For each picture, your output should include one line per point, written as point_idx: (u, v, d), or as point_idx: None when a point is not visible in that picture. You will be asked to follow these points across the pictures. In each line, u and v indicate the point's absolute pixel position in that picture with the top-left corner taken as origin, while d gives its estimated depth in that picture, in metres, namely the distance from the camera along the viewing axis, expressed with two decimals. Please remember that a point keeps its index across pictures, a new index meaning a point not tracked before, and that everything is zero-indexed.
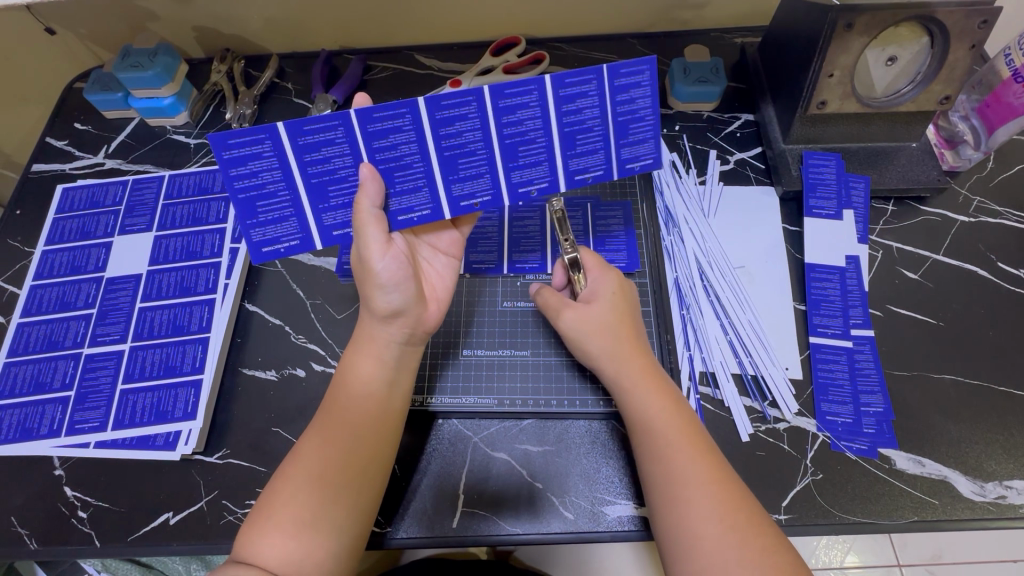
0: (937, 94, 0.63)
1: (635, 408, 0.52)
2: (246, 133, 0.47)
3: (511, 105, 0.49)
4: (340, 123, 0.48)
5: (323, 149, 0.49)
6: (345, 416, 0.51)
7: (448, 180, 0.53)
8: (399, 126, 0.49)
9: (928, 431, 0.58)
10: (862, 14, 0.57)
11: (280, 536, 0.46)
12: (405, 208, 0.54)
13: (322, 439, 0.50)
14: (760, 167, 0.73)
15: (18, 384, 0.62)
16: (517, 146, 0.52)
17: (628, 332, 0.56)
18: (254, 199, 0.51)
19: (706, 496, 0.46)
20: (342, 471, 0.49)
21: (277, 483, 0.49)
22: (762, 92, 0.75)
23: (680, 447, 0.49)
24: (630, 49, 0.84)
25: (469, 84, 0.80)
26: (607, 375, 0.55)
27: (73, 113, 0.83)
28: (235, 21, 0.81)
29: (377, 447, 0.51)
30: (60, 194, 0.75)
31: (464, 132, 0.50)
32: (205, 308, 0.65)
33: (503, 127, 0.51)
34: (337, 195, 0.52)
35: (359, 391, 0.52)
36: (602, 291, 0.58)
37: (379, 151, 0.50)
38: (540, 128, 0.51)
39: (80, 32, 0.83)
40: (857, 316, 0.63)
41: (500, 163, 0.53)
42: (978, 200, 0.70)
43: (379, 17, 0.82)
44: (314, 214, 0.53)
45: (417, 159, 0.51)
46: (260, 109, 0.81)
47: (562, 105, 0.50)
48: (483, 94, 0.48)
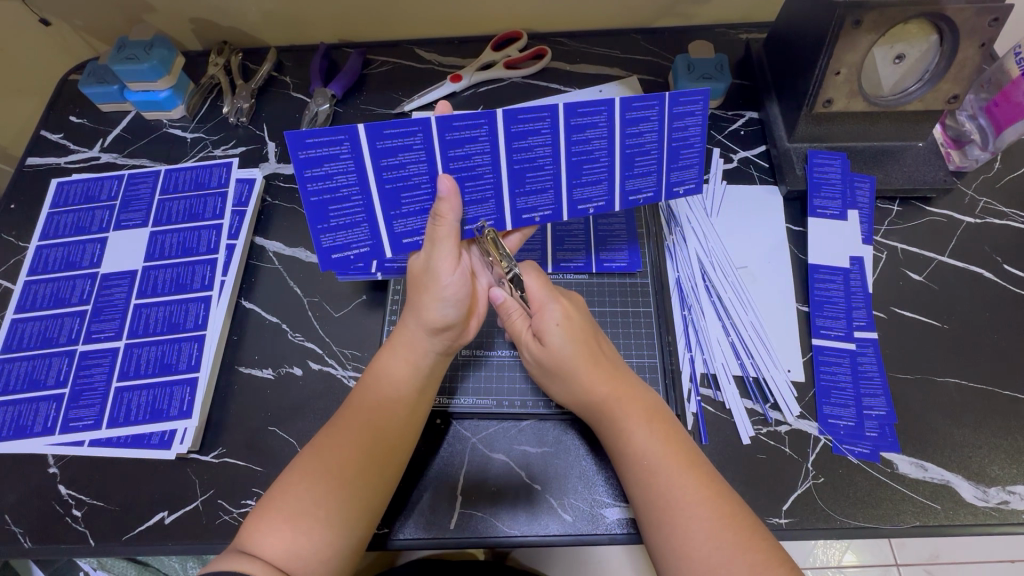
0: (946, 93, 0.62)
1: (620, 435, 0.50)
2: (327, 133, 0.47)
3: (581, 124, 0.52)
4: (419, 129, 0.49)
5: (400, 154, 0.50)
6: (366, 415, 0.51)
7: (514, 192, 0.55)
8: (475, 137, 0.50)
9: (931, 436, 0.57)
10: (870, 11, 0.56)
11: (288, 530, 0.45)
12: (471, 219, 0.55)
13: (342, 436, 0.50)
14: (764, 166, 0.72)
15: (12, 380, 0.61)
16: (581, 164, 0.54)
17: (588, 362, 0.53)
18: (327, 203, 0.51)
19: (698, 516, 0.45)
20: (362, 469, 0.48)
21: (283, 479, 0.48)
22: (767, 90, 0.74)
23: (667, 467, 0.48)
24: (633, 44, 0.83)
25: (470, 79, 0.79)
26: (579, 408, 0.54)
27: (69, 106, 0.82)
28: (233, 14, 0.80)
29: (401, 449, 0.51)
30: (54, 187, 0.73)
31: (535, 146, 0.52)
32: (202, 304, 0.64)
33: (572, 145, 0.53)
34: (409, 202, 0.53)
35: (391, 391, 0.52)
36: (550, 323, 0.53)
37: (454, 159, 0.51)
38: (605, 148, 0.53)
39: (76, 24, 0.82)
40: (860, 317, 0.62)
41: (564, 180, 0.55)
42: (984, 201, 0.69)
43: (380, 10, 0.81)
44: (385, 220, 0.53)
45: (489, 170, 0.53)
46: (258, 103, 0.80)
47: (627, 127, 0.52)
48: (558, 112, 0.50)
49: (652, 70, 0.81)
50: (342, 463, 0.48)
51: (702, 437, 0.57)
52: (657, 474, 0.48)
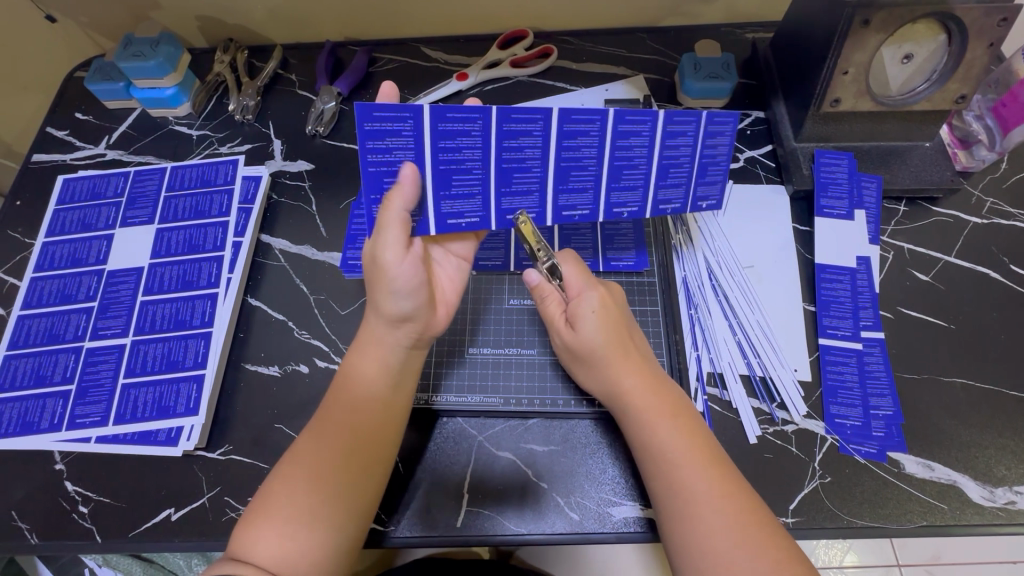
0: (954, 93, 0.62)
1: (645, 426, 0.50)
2: (393, 108, 0.47)
3: (627, 131, 0.52)
4: (479, 117, 0.49)
5: (458, 137, 0.50)
6: (343, 416, 0.51)
7: (557, 189, 0.55)
8: (530, 130, 0.50)
9: (937, 436, 0.57)
10: (880, 10, 0.56)
11: (278, 533, 0.45)
12: (514, 209, 0.55)
13: (325, 438, 0.50)
14: (770, 166, 0.72)
15: (19, 377, 0.61)
16: (621, 168, 0.54)
17: (619, 350, 0.53)
18: (383, 174, 0.51)
19: (718, 508, 0.45)
20: (342, 471, 0.48)
21: (268, 485, 0.48)
22: (774, 90, 0.74)
23: (689, 459, 0.48)
24: (640, 43, 0.83)
25: (476, 78, 0.79)
26: (604, 395, 0.54)
27: (74, 103, 0.82)
28: (238, 11, 0.80)
29: (379, 449, 0.51)
30: (60, 184, 0.73)
31: (583, 146, 0.52)
32: (208, 302, 0.64)
33: (616, 149, 0.53)
34: (459, 184, 0.52)
35: (366, 391, 0.52)
36: (587, 309, 0.53)
37: (507, 150, 0.51)
38: (646, 155, 0.53)
39: (82, 20, 0.81)
40: (867, 317, 0.62)
41: (604, 182, 0.55)
42: (991, 201, 0.69)
43: (385, 8, 0.81)
44: (433, 200, 0.53)
45: (537, 164, 0.52)
46: (263, 100, 0.80)
47: (669, 139, 0.52)
48: (608, 116, 0.50)
49: (658, 69, 0.81)
50: (321, 464, 0.48)
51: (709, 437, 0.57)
52: (678, 466, 0.48)
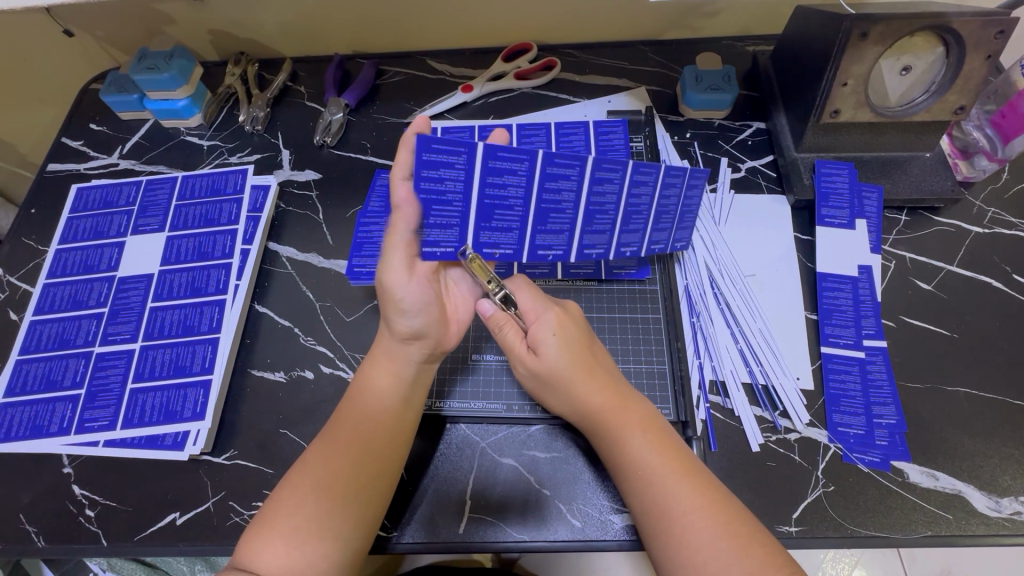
0: (952, 104, 0.63)
1: (617, 443, 0.51)
2: (452, 141, 0.48)
3: (638, 181, 0.56)
4: (526, 159, 0.52)
5: (505, 176, 0.52)
6: (352, 428, 0.51)
7: (582, 230, 0.59)
8: (567, 175, 0.54)
9: (941, 445, 0.57)
10: (876, 24, 0.57)
11: (283, 545, 0.45)
12: (545, 246, 0.59)
13: (334, 449, 0.50)
14: (771, 176, 0.73)
15: (30, 381, 0.62)
16: (630, 214, 0.58)
17: (583, 371, 0.53)
18: (430, 203, 0.52)
19: (695, 523, 0.45)
20: (351, 482, 0.49)
21: (277, 493, 0.49)
22: (774, 101, 0.75)
23: (662, 472, 0.48)
24: (642, 55, 0.85)
25: (481, 89, 0.81)
26: (576, 418, 0.54)
27: (89, 114, 0.84)
28: (250, 25, 0.82)
29: (389, 461, 0.51)
30: (74, 192, 0.75)
31: (608, 192, 0.56)
32: (216, 308, 0.65)
33: (631, 196, 0.57)
34: (499, 219, 0.55)
35: (375, 403, 0.53)
36: (545, 333, 0.54)
37: (546, 191, 0.54)
38: (650, 201, 0.58)
39: (98, 34, 0.84)
40: (869, 325, 0.62)
41: (618, 226, 0.59)
42: (993, 211, 0.70)
43: (393, 22, 0.83)
44: (474, 230, 0.55)
45: (570, 206, 0.56)
46: (273, 111, 0.82)
47: (666, 187, 0.57)
48: (630, 168, 0.54)
49: (661, 81, 0.82)
50: (330, 476, 0.49)
51: (711, 444, 0.57)
52: (653, 481, 0.48)
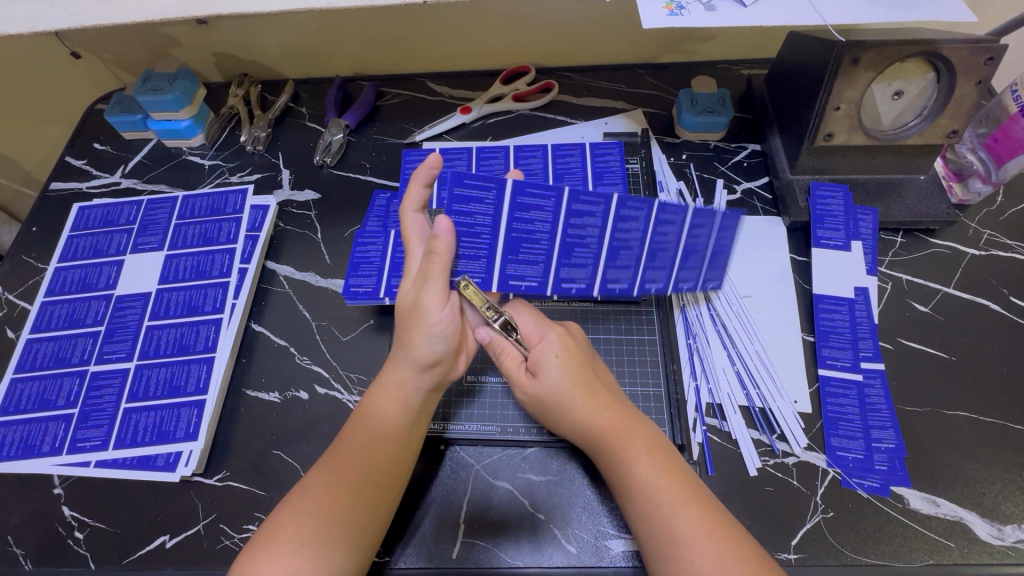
0: (945, 128, 0.64)
1: (622, 465, 0.50)
2: (482, 179, 0.51)
3: (664, 219, 0.56)
4: (552, 195, 0.53)
5: (532, 212, 0.53)
6: (356, 454, 0.51)
7: (606, 265, 0.59)
8: (593, 211, 0.54)
9: (942, 470, 0.56)
10: (868, 50, 0.57)
11: (278, 571, 0.45)
12: (569, 279, 0.59)
13: (336, 474, 0.50)
14: (767, 198, 0.74)
15: (24, 400, 0.62)
16: (655, 251, 0.58)
17: (585, 392, 0.53)
18: (460, 236, 0.53)
19: (699, 547, 0.45)
20: (348, 506, 0.48)
21: (275, 518, 0.48)
22: (769, 124, 0.75)
23: (669, 494, 0.47)
24: (638, 78, 0.86)
25: (479, 111, 0.82)
26: (579, 439, 0.53)
27: (93, 133, 0.85)
28: (254, 48, 0.84)
29: (388, 485, 0.51)
30: (75, 211, 0.76)
31: (634, 230, 0.56)
32: (213, 327, 0.65)
33: (656, 233, 0.57)
34: (525, 252, 0.56)
35: (381, 429, 0.52)
36: (548, 356, 0.54)
37: (571, 227, 0.55)
38: (676, 241, 0.57)
39: (104, 57, 0.86)
40: (867, 348, 0.62)
41: (641, 263, 0.59)
42: (988, 233, 0.70)
43: (393, 45, 0.85)
44: (500, 262, 0.56)
45: (596, 241, 0.56)
46: (274, 132, 0.83)
47: (693, 229, 0.56)
48: (654, 207, 0.54)
49: (656, 103, 0.83)
50: (328, 498, 0.49)
51: (708, 467, 0.57)
52: (659, 501, 0.47)
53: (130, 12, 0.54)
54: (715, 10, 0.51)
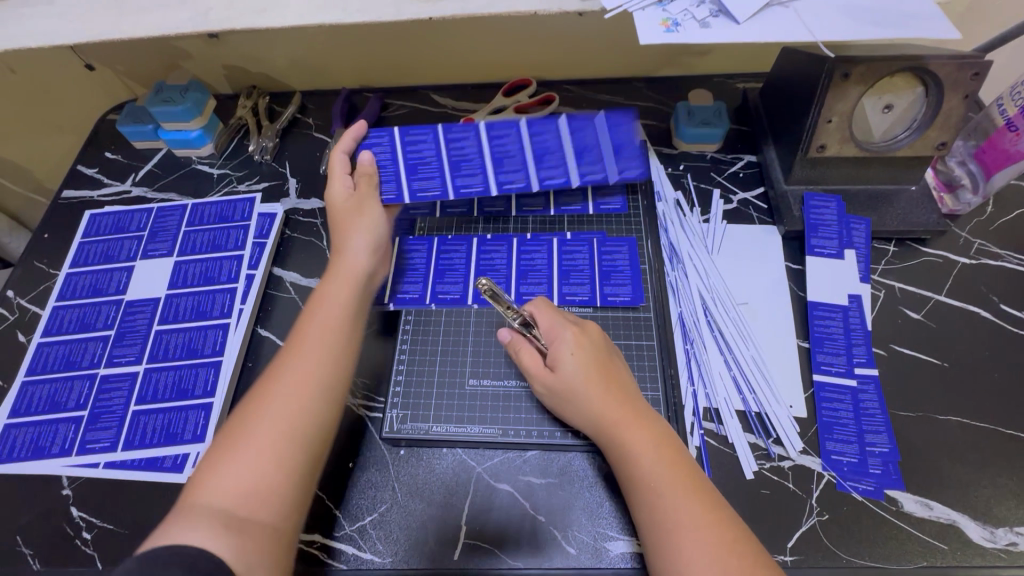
0: (933, 140, 0.66)
1: (627, 458, 0.51)
2: (418, 129, 0.70)
3: (579, 153, 0.71)
4: (472, 130, 0.70)
5: (462, 142, 0.70)
6: (301, 349, 0.54)
7: (537, 168, 0.71)
8: (510, 133, 0.70)
9: (935, 474, 0.57)
10: (858, 65, 0.60)
11: (233, 470, 0.46)
12: (508, 184, 0.71)
13: (282, 373, 0.52)
14: (763, 208, 0.75)
15: (34, 402, 0.63)
16: (580, 152, 0.71)
17: (600, 387, 0.54)
18: (413, 164, 0.70)
19: (698, 539, 0.46)
20: (294, 405, 0.50)
21: (228, 428, 0.50)
22: (764, 136, 0.77)
23: (671, 488, 0.48)
24: (637, 91, 0.88)
25: (482, 123, 0.84)
26: (588, 429, 0.55)
27: (105, 143, 0.87)
28: (263, 61, 0.87)
29: (334, 374, 0.53)
30: (87, 218, 0.78)
31: (548, 136, 0.70)
32: (220, 331, 0.67)
33: (572, 134, 0.70)
34: (465, 170, 0.71)
35: (321, 323, 0.56)
36: (563, 350, 0.56)
37: (496, 144, 0.71)
38: (600, 191, 0.72)
39: (118, 69, 0.88)
40: (860, 353, 0.64)
41: (570, 163, 0.71)
42: (979, 242, 0.71)
43: (399, 58, 0.87)
44: (449, 180, 0.71)
45: (519, 153, 0.71)
46: (282, 142, 0.85)
47: (585, 177, 0.72)
48: (560, 121, 0.70)
49: (654, 115, 0.85)
50: (274, 409, 0.50)
51: (705, 470, 0.58)
52: (660, 494, 0.48)
53: (150, 28, 0.56)
54: (709, 27, 0.54)
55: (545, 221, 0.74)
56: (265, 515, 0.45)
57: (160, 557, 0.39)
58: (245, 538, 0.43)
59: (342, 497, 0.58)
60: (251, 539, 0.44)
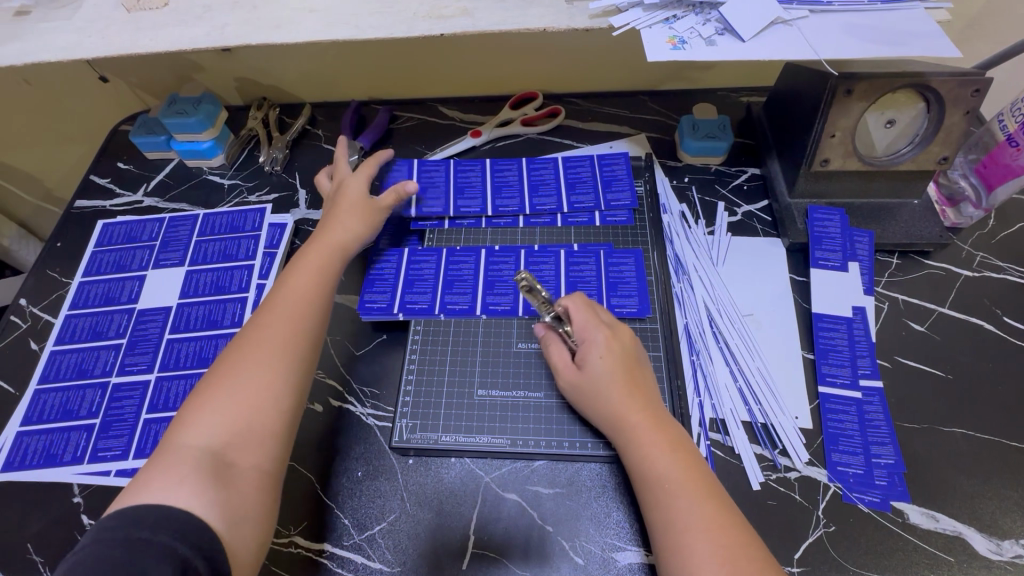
0: (936, 155, 0.67)
1: (641, 459, 0.52)
2: (436, 161, 0.81)
3: (571, 181, 0.79)
4: (478, 167, 0.81)
5: (469, 175, 0.80)
6: (277, 310, 0.57)
7: (531, 196, 0.78)
8: (510, 169, 0.81)
9: (940, 486, 0.58)
10: (860, 82, 0.61)
11: (211, 420, 0.49)
12: (503, 209, 0.77)
13: (260, 330, 0.56)
14: (767, 220, 0.76)
15: (47, 410, 0.64)
16: (573, 183, 0.78)
17: (624, 389, 0.55)
18: (425, 188, 0.79)
19: (709, 541, 0.46)
20: (271, 363, 0.53)
21: (208, 382, 0.53)
22: (768, 149, 0.79)
23: (684, 489, 0.49)
24: (642, 105, 0.90)
25: (489, 135, 0.85)
26: (606, 429, 0.56)
27: (117, 153, 0.89)
28: (274, 74, 0.88)
29: (312, 331, 0.57)
30: (100, 228, 0.79)
31: (544, 172, 0.80)
32: (230, 340, 0.67)
33: (567, 171, 0.79)
34: (467, 196, 0.78)
35: (299, 287, 0.60)
36: (591, 352, 0.58)
37: (497, 175, 0.80)
38: (591, 206, 0.76)
39: (131, 81, 0.90)
40: (865, 365, 0.64)
41: (564, 192, 0.78)
42: (981, 255, 0.72)
43: (408, 70, 0.88)
44: (452, 203, 0.77)
45: (516, 183, 0.79)
46: (292, 153, 0.87)
47: (578, 200, 0.77)
48: (557, 161, 0.81)
49: (659, 128, 0.87)
50: (250, 365, 0.53)
51: None
52: (672, 495, 0.49)
53: (167, 43, 0.58)
54: (715, 45, 0.55)
55: (552, 232, 0.75)
56: (250, 460, 0.49)
57: (150, 514, 0.42)
58: (229, 491, 0.46)
59: (350, 506, 0.59)
60: (239, 484, 0.47)
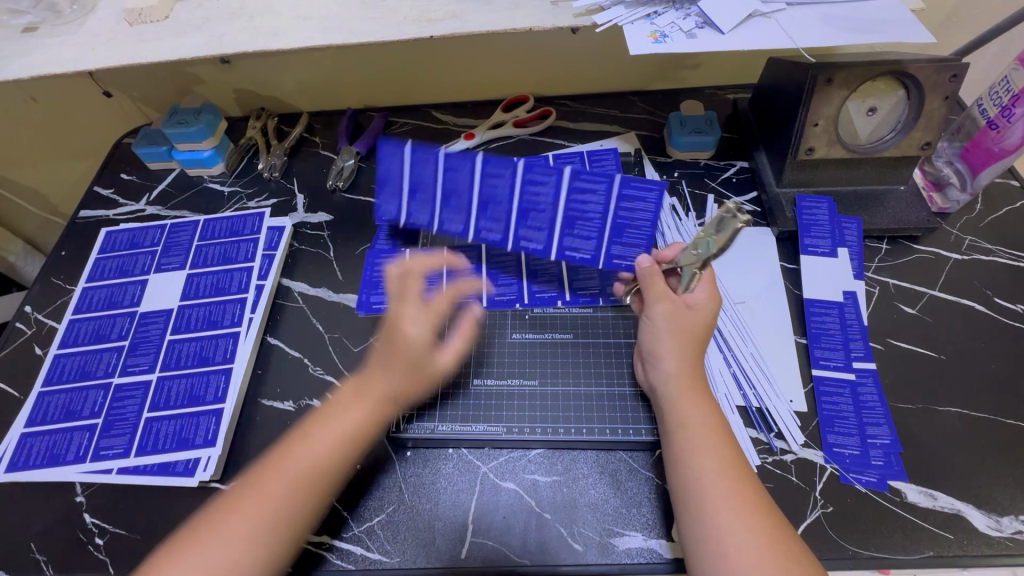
0: (919, 141, 0.68)
1: (673, 412, 0.54)
2: None
3: None
4: None
5: None
6: (279, 468, 0.52)
7: None
8: None
9: (938, 465, 0.58)
10: (840, 70, 0.62)
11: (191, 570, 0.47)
12: None
13: (260, 488, 0.51)
14: (756, 211, 0.77)
15: (50, 412, 0.65)
16: None
17: (695, 345, 0.57)
18: None
19: (722, 488, 0.48)
20: (257, 538, 0.49)
21: (202, 518, 0.50)
22: (756, 141, 0.80)
23: (708, 437, 0.51)
24: (630, 104, 0.91)
25: (481, 137, 0.87)
26: (657, 373, 0.57)
27: (120, 165, 0.91)
28: (272, 84, 0.91)
29: (310, 502, 0.52)
30: (103, 235, 0.80)
31: None
32: (230, 340, 0.69)
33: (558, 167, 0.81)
34: None
35: (315, 455, 0.53)
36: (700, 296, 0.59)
37: None
38: None
39: (133, 95, 0.93)
40: (858, 348, 0.65)
41: None
42: (970, 239, 0.73)
43: (401, 77, 0.91)
44: None
45: None
46: (289, 160, 0.89)
47: None
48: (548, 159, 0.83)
49: (648, 126, 0.88)
50: (232, 529, 0.49)
51: None
52: (692, 448, 0.51)
53: (169, 52, 0.60)
54: (695, 38, 0.57)
55: None
56: None
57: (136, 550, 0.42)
58: None
59: (348, 500, 0.59)
60: None
